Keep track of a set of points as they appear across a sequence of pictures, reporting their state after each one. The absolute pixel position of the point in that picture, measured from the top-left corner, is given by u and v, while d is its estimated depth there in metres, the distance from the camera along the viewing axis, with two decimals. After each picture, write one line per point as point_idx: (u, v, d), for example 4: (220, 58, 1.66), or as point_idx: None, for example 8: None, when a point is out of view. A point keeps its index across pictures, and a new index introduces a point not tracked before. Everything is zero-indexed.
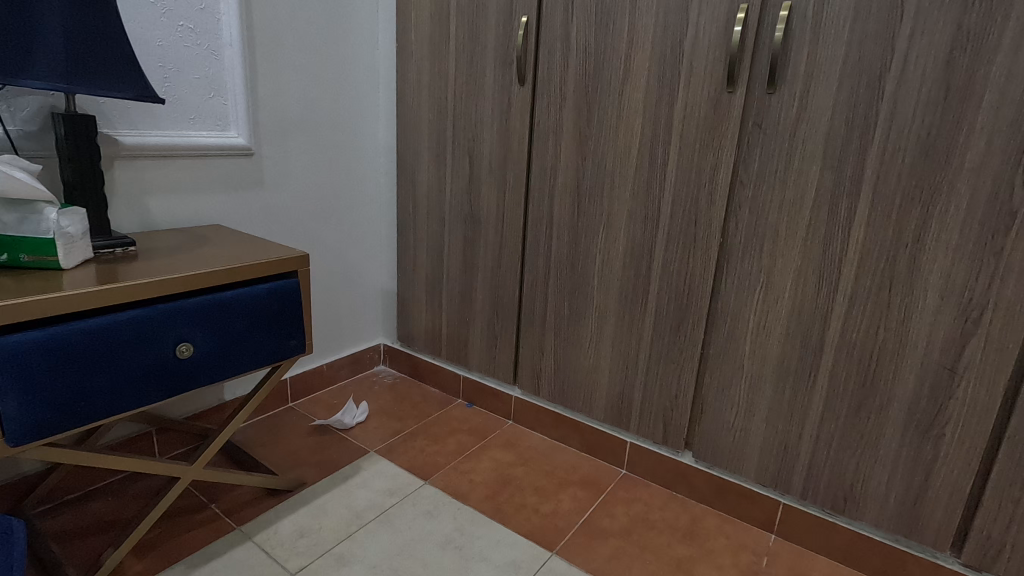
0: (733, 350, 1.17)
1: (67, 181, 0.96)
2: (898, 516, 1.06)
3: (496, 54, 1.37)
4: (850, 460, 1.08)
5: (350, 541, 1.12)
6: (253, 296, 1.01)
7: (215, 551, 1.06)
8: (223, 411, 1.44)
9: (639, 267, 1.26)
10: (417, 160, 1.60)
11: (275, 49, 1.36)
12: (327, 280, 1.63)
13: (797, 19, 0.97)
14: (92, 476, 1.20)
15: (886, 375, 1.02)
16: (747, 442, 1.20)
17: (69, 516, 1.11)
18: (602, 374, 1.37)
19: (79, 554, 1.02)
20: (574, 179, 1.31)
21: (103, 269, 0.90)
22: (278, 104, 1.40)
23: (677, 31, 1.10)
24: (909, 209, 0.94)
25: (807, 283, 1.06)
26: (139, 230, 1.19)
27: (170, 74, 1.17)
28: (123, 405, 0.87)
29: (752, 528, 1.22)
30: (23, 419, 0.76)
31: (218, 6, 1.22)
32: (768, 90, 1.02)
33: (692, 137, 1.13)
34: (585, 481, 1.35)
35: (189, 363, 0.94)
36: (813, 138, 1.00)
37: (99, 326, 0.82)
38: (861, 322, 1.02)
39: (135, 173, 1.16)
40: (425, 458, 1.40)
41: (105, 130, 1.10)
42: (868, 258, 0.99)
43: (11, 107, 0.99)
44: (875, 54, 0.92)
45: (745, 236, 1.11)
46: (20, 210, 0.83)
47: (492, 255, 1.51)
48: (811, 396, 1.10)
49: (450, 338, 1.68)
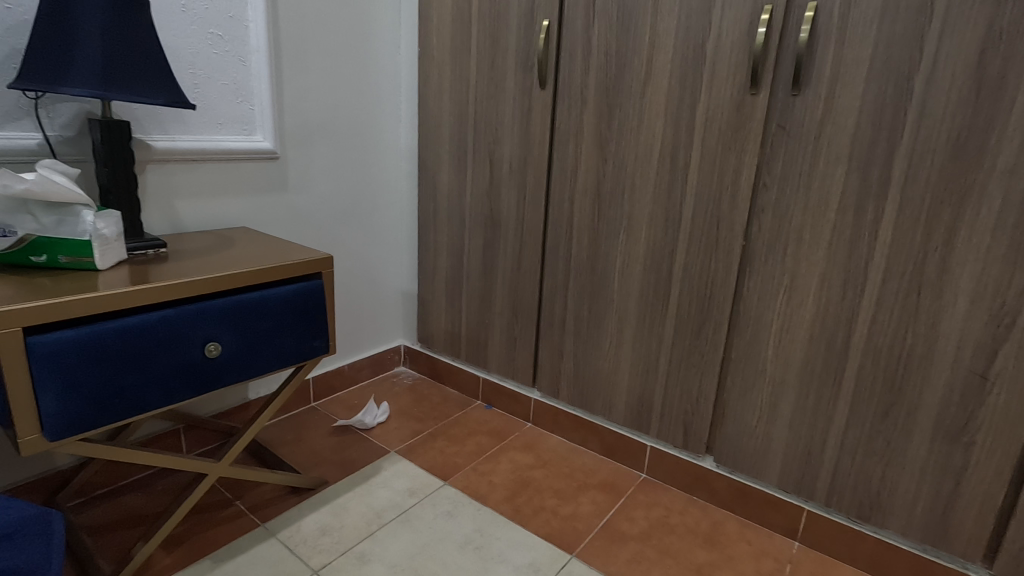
0: (755, 354, 1.16)
1: (103, 184, 0.99)
2: (926, 525, 1.03)
3: (517, 57, 1.38)
4: (876, 468, 1.06)
5: (371, 539, 1.13)
6: (279, 298, 1.03)
7: (240, 547, 1.08)
8: (248, 410, 1.46)
9: (660, 270, 1.25)
10: (438, 164, 1.62)
11: (300, 55, 1.38)
12: (350, 282, 1.65)
13: (822, 20, 0.96)
14: (122, 471, 1.23)
15: (914, 381, 1.00)
16: (769, 448, 1.18)
17: (101, 510, 1.14)
18: (622, 377, 1.37)
19: (110, 547, 1.05)
20: (595, 181, 1.31)
21: (137, 270, 0.93)
22: (304, 108, 1.42)
23: (699, 33, 1.10)
24: (939, 212, 0.93)
25: (832, 286, 1.05)
26: (169, 233, 1.22)
27: (200, 80, 1.20)
28: (154, 402, 0.90)
29: (775, 534, 1.21)
30: (61, 415, 0.79)
31: (246, 14, 1.25)
32: (792, 91, 1.01)
33: (715, 139, 1.12)
34: (605, 484, 1.35)
35: (216, 363, 0.96)
36: (838, 139, 0.99)
37: (132, 325, 0.84)
38: (888, 327, 1.00)
39: (165, 177, 1.20)
40: (444, 459, 1.41)
41: (138, 135, 1.14)
42: (896, 261, 0.97)
43: (51, 114, 1.03)
44: (903, 55, 0.91)
45: (768, 239, 1.10)
46: (58, 213, 0.86)
47: (512, 259, 1.52)
48: (835, 402, 1.08)
49: (470, 339, 1.69)
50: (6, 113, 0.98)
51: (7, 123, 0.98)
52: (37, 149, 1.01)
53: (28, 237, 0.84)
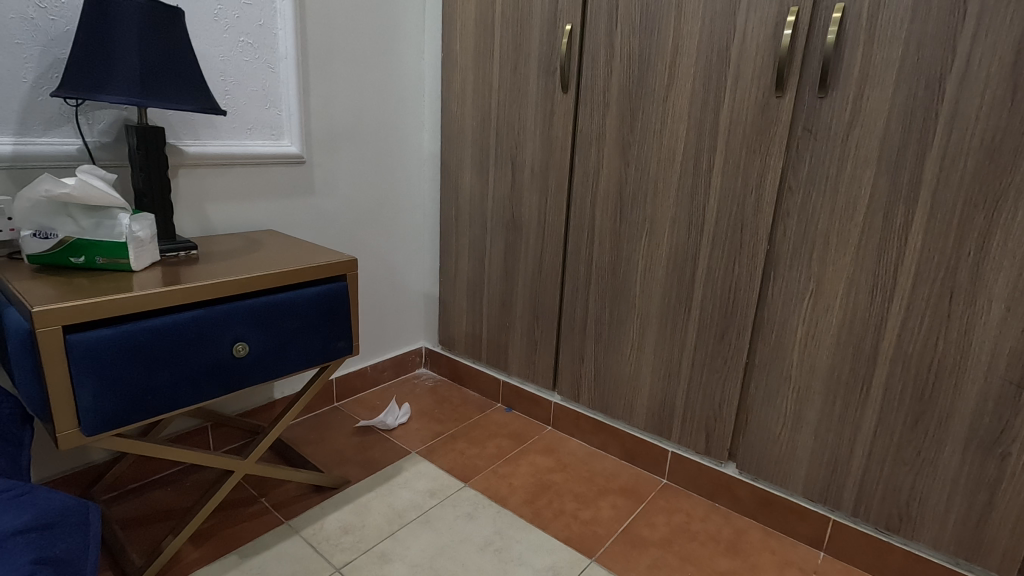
0: (780, 360, 1.14)
1: (139, 188, 1.02)
2: (958, 538, 1.01)
3: (540, 62, 1.38)
4: (905, 478, 1.04)
5: (392, 539, 1.14)
6: (305, 299, 1.05)
7: (265, 544, 1.10)
8: (273, 409, 1.49)
9: (682, 274, 1.24)
10: (461, 168, 1.63)
11: (327, 61, 1.41)
12: (373, 283, 1.67)
13: (850, 21, 0.95)
14: (153, 467, 1.27)
15: (946, 390, 0.97)
16: (794, 455, 1.16)
17: (133, 504, 1.18)
18: (644, 381, 1.36)
19: (141, 541, 1.08)
20: (617, 185, 1.31)
21: (170, 271, 0.96)
22: (329, 113, 1.45)
23: (723, 35, 1.09)
24: (972, 216, 0.90)
25: (859, 291, 1.03)
26: (199, 235, 1.26)
27: (231, 86, 1.23)
28: (185, 400, 0.92)
29: (800, 544, 1.18)
30: (96, 411, 0.81)
31: (275, 22, 1.28)
32: (819, 94, 1.00)
33: (739, 143, 1.11)
34: (625, 489, 1.34)
35: (244, 363, 0.98)
36: (867, 142, 0.98)
37: (164, 325, 0.87)
38: (919, 333, 0.98)
39: (196, 181, 1.23)
40: (465, 461, 1.42)
41: (171, 140, 1.17)
42: (926, 266, 0.95)
43: (90, 120, 1.07)
44: (934, 56, 0.89)
45: (794, 243, 1.08)
46: (97, 216, 0.89)
47: (533, 262, 1.52)
48: (863, 409, 1.06)
49: (490, 342, 1.70)
50: (50, 119, 1.02)
51: (50, 129, 1.02)
52: (77, 154, 1.05)
53: (67, 240, 0.88)
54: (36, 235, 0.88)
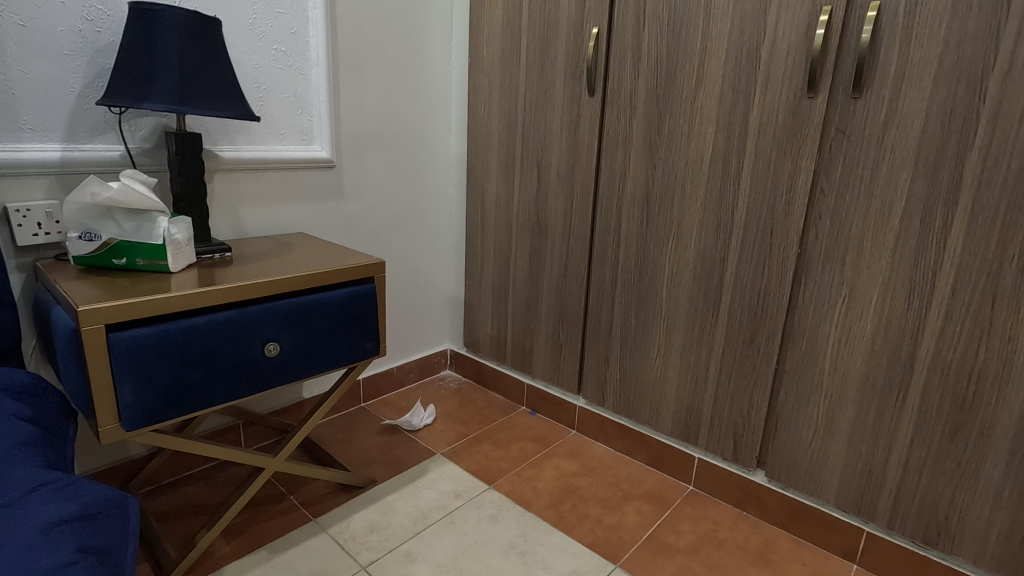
0: (811, 366, 1.12)
1: (177, 193, 1.06)
2: (1001, 555, 0.97)
3: (567, 65, 1.39)
4: (944, 491, 1.00)
5: (416, 539, 1.15)
6: (334, 300, 1.07)
7: (293, 540, 1.13)
8: (302, 408, 1.52)
9: (710, 278, 1.23)
10: (487, 171, 1.64)
11: (357, 67, 1.44)
12: (400, 286, 1.70)
13: (886, 20, 0.93)
14: (187, 463, 1.31)
15: (988, 400, 0.94)
16: (826, 464, 1.13)
17: (169, 499, 1.22)
18: (670, 386, 1.35)
19: (176, 534, 1.12)
20: (644, 188, 1.30)
21: (204, 273, 0.99)
22: (359, 118, 1.48)
23: (754, 35, 1.07)
24: (1016, 219, 0.87)
25: (895, 296, 1.00)
26: (233, 237, 1.29)
27: (264, 94, 1.27)
28: (219, 398, 0.95)
29: (831, 556, 1.15)
30: (136, 406, 0.85)
31: (307, 30, 1.31)
32: (853, 94, 0.98)
33: (769, 145, 1.09)
34: (650, 495, 1.32)
35: (275, 363, 1.01)
36: (903, 144, 0.95)
37: (200, 325, 0.90)
38: (959, 340, 0.95)
39: (231, 185, 1.27)
40: (489, 463, 1.42)
41: (207, 145, 1.21)
42: (966, 271, 0.92)
43: (132, 127, 1.11)
44: (976, 54, 0.86)
45: (826, 247, 1.06)
46: (137, 220, 0.92)
47: (558, 265, 1.52)
48: (899, 417, 1.03)
49: (515, 345, 1.70)
50: (94, 127, 1.06)
51: (95, 137, 1.07)
52: (120, 160, 1.10)
53: (111, 241, 0.92)
54: (83, 236, 0.92)
